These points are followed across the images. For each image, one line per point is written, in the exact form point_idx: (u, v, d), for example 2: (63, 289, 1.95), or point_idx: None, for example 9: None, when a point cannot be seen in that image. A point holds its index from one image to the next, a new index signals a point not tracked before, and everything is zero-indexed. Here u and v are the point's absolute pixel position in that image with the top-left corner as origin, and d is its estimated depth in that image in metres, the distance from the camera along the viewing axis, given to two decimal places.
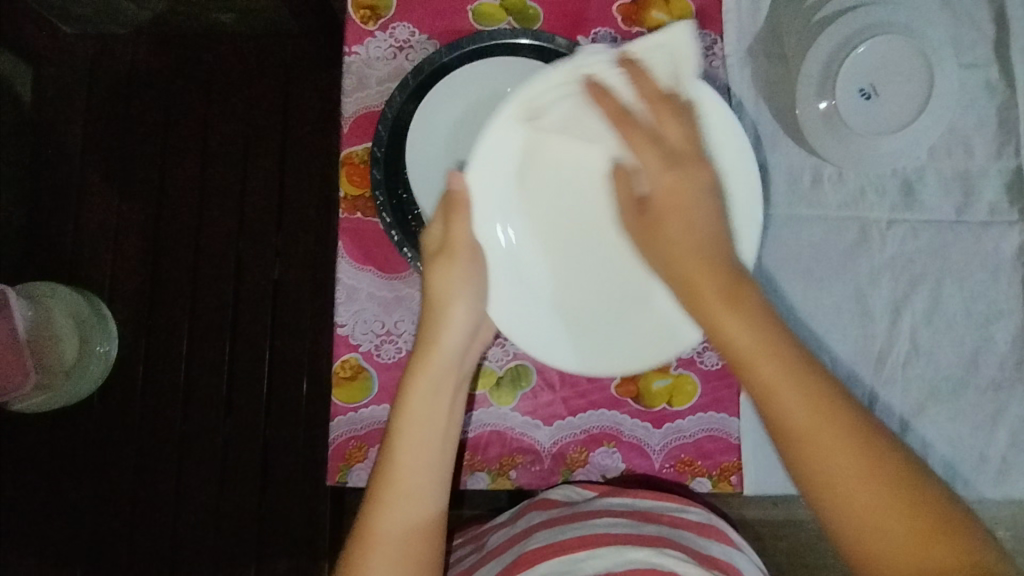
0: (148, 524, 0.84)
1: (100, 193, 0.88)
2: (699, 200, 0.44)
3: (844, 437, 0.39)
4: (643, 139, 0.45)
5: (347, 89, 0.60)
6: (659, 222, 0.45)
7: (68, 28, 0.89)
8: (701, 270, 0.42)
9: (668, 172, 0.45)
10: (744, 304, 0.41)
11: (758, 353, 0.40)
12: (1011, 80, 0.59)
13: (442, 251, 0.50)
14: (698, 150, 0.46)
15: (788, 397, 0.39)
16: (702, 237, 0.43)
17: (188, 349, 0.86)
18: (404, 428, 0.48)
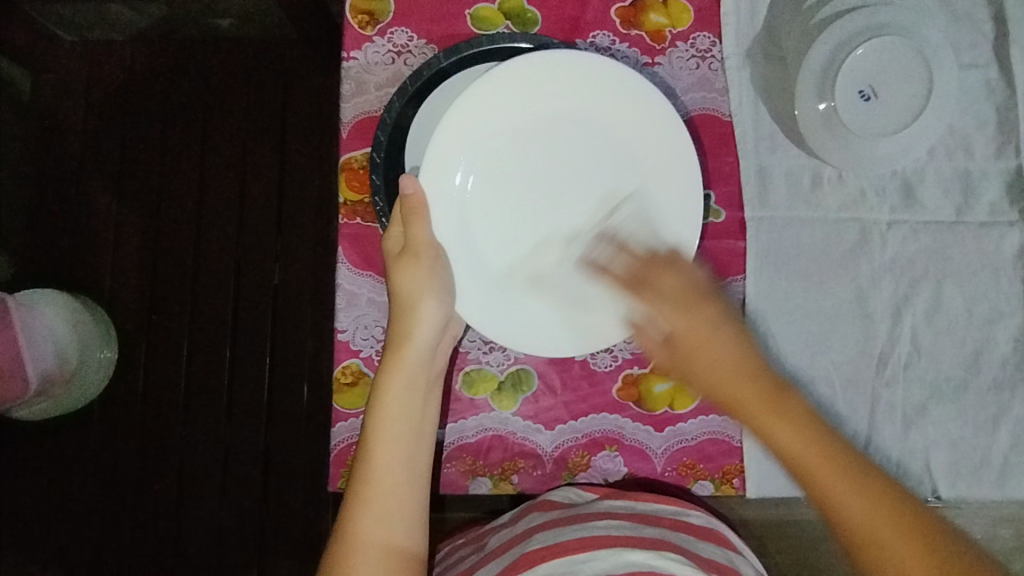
0: (150, 530, 0.83)
1: (100, 198, 0.88)
2: (722, 339, 0.46)
3: (902, 527, 0.41)
4: (652, 292, 0.48)
5: (345, 95, 0.60)
6: (691, 356, 0.47)
7: (67, 35, 0.89)
8: (739, 386, 0.45)
9: (681, 314, 0.47)
10: (788, 416, 0.44)
11: (806, 458, 0.43)
12: (1011, 80, 0.59)
13: (408, 252, 0.50)
14: (700, 283, 0.48)
15: (842, 497, 0.42)
16: (745, 368, 0.46)
17: (189, 355, 0.85)
18: (378, 431, 0.49)
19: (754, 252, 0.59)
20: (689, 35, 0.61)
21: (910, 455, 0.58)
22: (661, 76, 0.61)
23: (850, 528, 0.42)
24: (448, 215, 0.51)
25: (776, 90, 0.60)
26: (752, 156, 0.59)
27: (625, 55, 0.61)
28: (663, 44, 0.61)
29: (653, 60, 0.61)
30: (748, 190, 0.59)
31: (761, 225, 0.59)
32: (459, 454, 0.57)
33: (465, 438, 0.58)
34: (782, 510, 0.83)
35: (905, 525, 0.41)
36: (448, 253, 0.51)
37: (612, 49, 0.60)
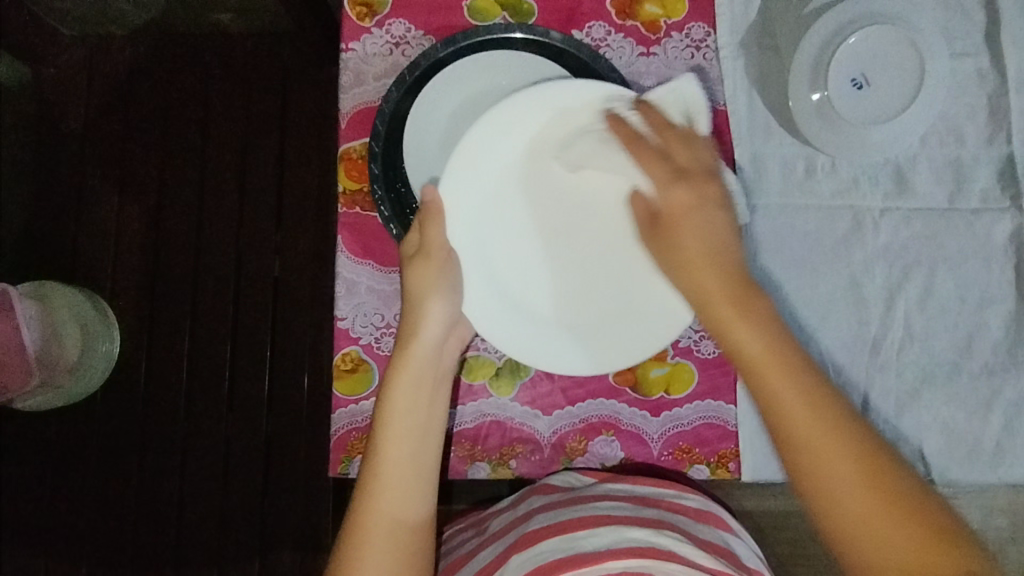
0: (152, 519, 0.84)
1: (102, 191, 0.89)
2: (706, 218, 0.47)
3: (835, 431, 0.42)
4: (657, 159, 0.48)
5: (344, 86, 0.60)
6: (674, 229, 0.47)
7: (67, 30, 0.89)
8: (711, 273, 0.46)
9: (677, 185, 0.47)
10: (753, 310, 0.45)
11: (766, 355, 0.44)
12: (1001, 68, 0.60)
13: (420, 253, 0.50)
14: (710, 168, 0.48)
15: (788, 400, 0.43)
16: (725, 243, 0.47)
17: (190, 346, 0.86)
18: (386, 425, 0.49)
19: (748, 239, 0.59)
20: (684, 26, 0.62)
21: (904, 438, 0.59)
22: (656, 66, 0.61)
23: (789, 428, 0.42)
24: (462, 226, 0.51)
25: (772, 80, 0.61)
26: (746, 144, 0.60)
27: (620, 46, 0.61)
28: (658, 34, 0.61)
29: (648, 50, 0.61)
30: (743, 178, 0.60)
31: (755, 212, 0.60)
32: (458, 439, 0.58)
33: (463, 425, 0.58)
34: (780, 499, 0.83)
35: (839, 428, 0.42)
36: (462, 264, 0.51)
37: (607, 39, 0.61)
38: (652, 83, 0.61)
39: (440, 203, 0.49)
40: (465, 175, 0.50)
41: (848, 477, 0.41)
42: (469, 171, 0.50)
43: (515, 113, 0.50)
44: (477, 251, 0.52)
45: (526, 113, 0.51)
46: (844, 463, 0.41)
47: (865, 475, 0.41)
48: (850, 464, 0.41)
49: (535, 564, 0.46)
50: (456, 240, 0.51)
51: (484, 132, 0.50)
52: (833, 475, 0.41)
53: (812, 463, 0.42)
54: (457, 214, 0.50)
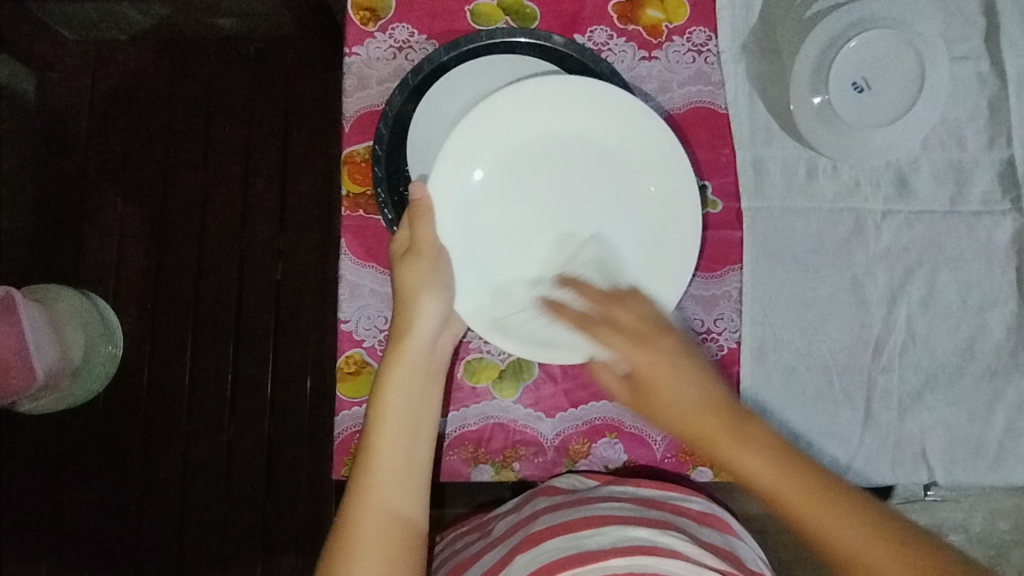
0: (155, 524, 0.84)
1: (104, 196, 0.89)
2: (682, 368, 0.46)
3: (873, 537, 0.40)
4: (611, 329, 0.48)
5: (348, 90, 0.61)
6: (655, 392, 0.46)
7: (72, 35, 0.90)
8: (709, 421, 0.45)
9: (641, 348, 0.47)
10: (756, 444, 0.43)
11: (787, 492, 0.42)
12: (1002, 72, 0.60)
13: (411, 251, 0.51)
14: (658, 321, 0.48)
15: (819, 521, 0.41)
16: (708, 392, 0.45)
17: (193, 351, 0.86)
18: (379, 421, 0.50)
19: (749, 242, 0.60)
20: (685, 30, 0.62)
21: (907, 440, 0.59)
22: (658, 70, 0.62)
23: (829, 544, 0.41)
24: (455, 219, 0.52)
25: (774, 83, 0.61)
26: (748, 148, 0.60)
27: (622, 50, 0.62)
28: (659, 38, 0.62)
29: (650, 54, 0.62)
30: (745, 181, 0.60)
31: (757, 215, 0.60)
32: (461, 442, 0.58)
33: (467, 427, 0.58)
34: None
35: (875, 538, 0.40)
36: (450, 257, 0.52)
37: (609, 44, 0.61)
38: (653, 87, 0.62)
39: (429, 199, 0.50)
40: (454, 170, 0.51)
41: None
42: (457, 166, 0.51)
43: (505, 107, 0.51)
44: (467, 246, 0.53)
45: (519, 107, 0.52)
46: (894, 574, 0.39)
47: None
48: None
49: (539, 564, 0.46)
50: (448, 235, 0.52)
51: (473, 127, 0.51)
52: None
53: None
54: (449, 208, 0.52)
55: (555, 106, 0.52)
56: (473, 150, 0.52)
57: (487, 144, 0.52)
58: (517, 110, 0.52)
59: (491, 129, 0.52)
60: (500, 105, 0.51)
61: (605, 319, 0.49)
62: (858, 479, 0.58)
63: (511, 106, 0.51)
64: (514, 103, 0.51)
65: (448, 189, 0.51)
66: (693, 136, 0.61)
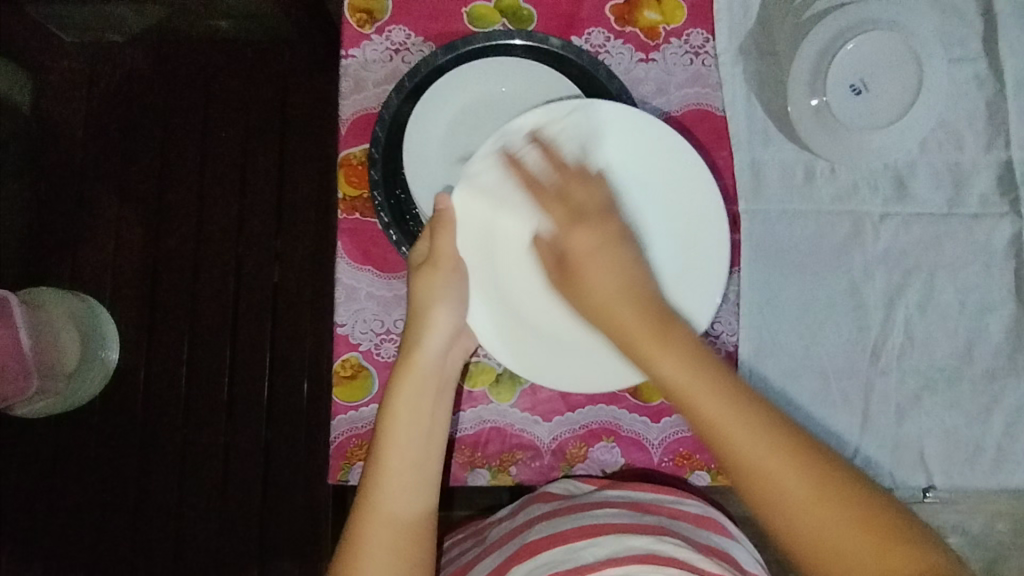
0: (150, 527, 0.84)
1: (101, 198, 0.88)
2: (612, 255, 0.47)
3: (766, 438, 0.41)
4: (563, 203, 0.49)
5: (344, 92, 0.60)
6: (582, 273, 0.47)
7: (68, 36, 0.89)
8: (621, 308, 0.45)
9: (579, 225, 0.48)
10: (669, 342, 0.44)
11: (690, 385, 0.43)
12: (1000, 74, 0.60)
13: (427, 262, 0.51)
14: (605, 205, 0.49)
15: (726, 421, 0.42)
16: (634, 282, 0.46)
17: (189, 354, 0.86)
18: (389, 432, 0.49)
19: (747, 245, 0.59)
20: (683, 31, 0.62)
21: (905, 444, 0.58)
22: (656, 72, 0.62)
23: (733, 454, 0.42)
24: (477, 232, 0.51)
25: (772, 84, 0.61)
26: (745, 150, 0.60)
27: (620, 52, 0.61)
28: (657, 40, 0.62)
29: (647, 56, 0.62)
30: (743, 184, 0.60)
31: (754, 218, 0.60)
32: (458, 446, 0.58)
33: (464, 431, 0.58)
34: None
35: (772, 437, 0.42)
36: (468, 272, 0.51)
37: (607, 46, 0.61)
38: (651, 89, 0.61)
39: (452, 213, 0.49)
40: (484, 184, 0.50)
41: (794, 491, 0.41)
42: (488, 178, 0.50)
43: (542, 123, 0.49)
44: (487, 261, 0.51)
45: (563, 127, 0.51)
46: (797, 489, 0.40)
47: (811, 488, 0.41)
48: (797, 480, 0.41)
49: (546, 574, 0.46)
50: (468, 249, 0.51)
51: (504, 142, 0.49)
52: (783, 487, 0.41)
53: (754, 483, 0.41)
54: (473, 219, 0.50)
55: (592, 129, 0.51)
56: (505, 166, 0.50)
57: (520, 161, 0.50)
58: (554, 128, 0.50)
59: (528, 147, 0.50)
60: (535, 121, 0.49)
61: (553, 195, 0.49)
62: None
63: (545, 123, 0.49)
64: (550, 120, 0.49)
65: (476, 201, 0.50)
66: (690, 138, 0.60)
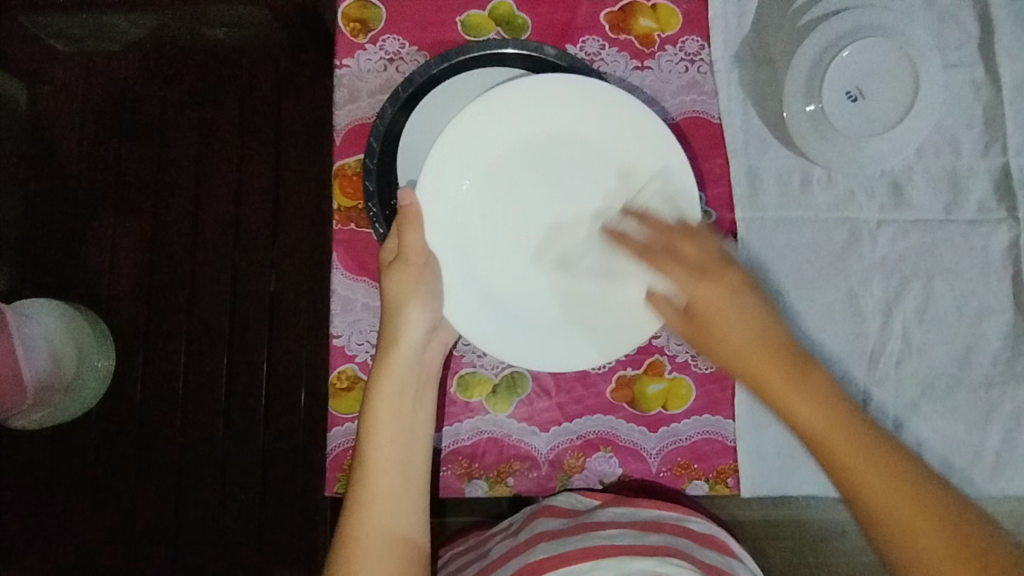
0: (149, 537, 0.84)
1: (98, 207, 0.88)
2: (734, 308, 0.49)
3: (904, 492, 0.42)
4: (671, 260, 0.50)
5: (339, 102, 0.60)
6: (711, 321, 0.49)
7: (63, 46, 0.89)
8: (760, 354, 0.47)
9: (698, 283, 0.49)
10: (804, 382, 0.46)
11: (829, 433, 0.44)
12: (996, 79, 0.60)
13: (399, 259, 0.51)
14: (722, 257, 0.50)
15: (859, 472, 0.43)
16: (761, 330, 0.48)
17: (187, 364, 0.86)
18: (373, 434, 0.50)
19: (743, 252, 0.59)
20: (678, 39, 0.61)
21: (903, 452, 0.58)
22: (651, 79, 0.61)
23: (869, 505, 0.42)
24: (441, 225, 0.51)
25: (768, 90, 0.61)
26: (741, 157, 0.60)
27: (614, 59, 0.61)
28: (652, 47, 0.61)
29: (642, 64, 0.61)
30: (739, 192, 0.60)
31: (751, 226, 0.59)
32: (455, 457, 0.58)
33: (460, 442, 0.58)
34: (780, 509, 0.83)
35: (912, 493, 0.42)
36: (439, 264, 0.51)
37: (601, 53, 0.61)
38: (646, 97, 0.61)
39: (418, 206, 0.50)
40: (445, 177, 0.51)
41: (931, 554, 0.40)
42: (449, 169, 0.51)
43: (493, 109, 0.51)
44: (454, 251, 0.52)
45: (507, 107, 0.51)
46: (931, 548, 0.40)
47: (954, 553, 0.40)
48: (936, 540, 0.40)
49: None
50: (436, 242, 0.51)
51: (461, 132, 0.50)
52: (917, 545, 0.41)
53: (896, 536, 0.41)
54: (437, 216, 0.51)
55: (545, 104, 0.52)
56: (463, 155, 0.51)
57: (477, 147, 0.51)
58: (505, 111, 0.51)
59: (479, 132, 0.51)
60: (485, 108, 0.50)
61: (665, 254, 0.50)
62: None
63: (495, 109, 0.51)
64: (499, 105, 0.51)
65: (434, 196, 0.51)
66: (685, 145, 0.60)
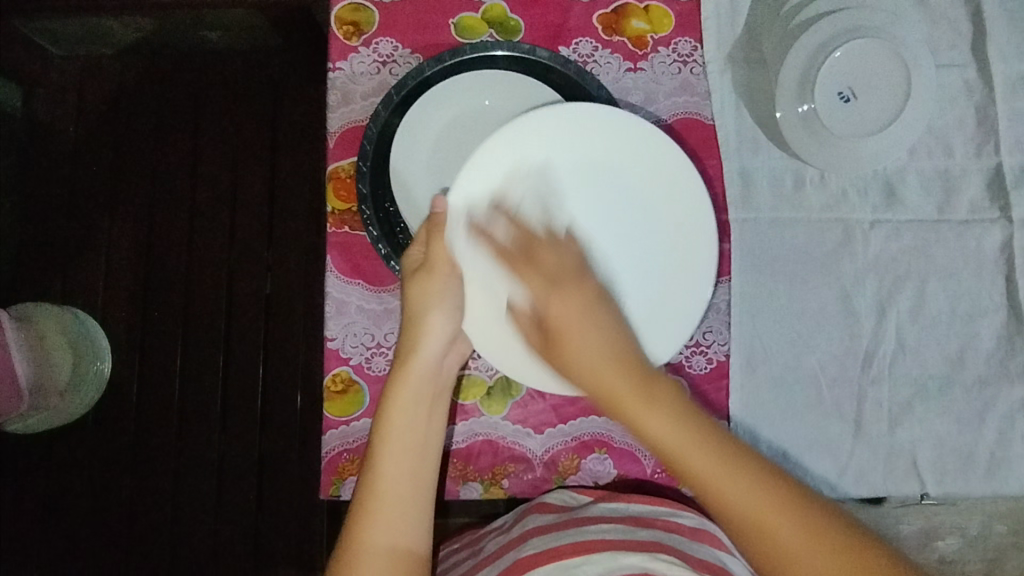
0: (143, 541, 0.84)
1: (92, 210, 0.88)
2: (590, 315, 0.48)
3: (767, 496, 0.41)
4: (529, 266, 0.50)
5: (332, 105, 0.60)
6: (566, 336, 0.48)
7: (59, 50, 0.89)
8: (608, 372, 0.46)
9: (556, 293, 0.49)
10: (658, 401, 0.44)
11: (679, 444, 0.43)
12: (988, 80, 0.60)
13: (423, 268, 0.51)
14: (578, 265, 0.51)
15: (712, 477, 0.42)
16: (620, 346, 0.47)
17: (182, 367, 0.86)
18: (386, 442, 0.49)
19: (737, 254, 0.59)
20: (671, 40, 0.62)
21: (898, 452, 0.58)
22: (644, 81, 0.61)
23: (727, 512, 0.42)
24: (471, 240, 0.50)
25: (762, 89, 0.61)
26: (734, 158, 0.60)
27: (608, 61, 0.61)
28: (645, 49, 0.61)
29: (635, 65, 0.61)
30: (732, 193, 0.60)
31: (744, 227, 0.60)
32: (450, 459, 0.58)
33: (455, 444, 0.58)
34: None
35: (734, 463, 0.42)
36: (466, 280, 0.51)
37: (594, 55, 0.61)
38: (640, 99, 0.61)
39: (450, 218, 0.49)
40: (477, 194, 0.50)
41: (796, 544, 0.40)
42: (482, 184, 0.50)
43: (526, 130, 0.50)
44: (482, 267, 0.51)
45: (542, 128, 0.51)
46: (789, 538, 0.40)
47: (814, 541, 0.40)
48: (797, 531, 0.40)
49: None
50: (465, 258, 0.51)
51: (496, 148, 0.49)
52: (782, 537, 0.40)
53: (757, 536, 0.41)
54: (467, 233, 0.50)
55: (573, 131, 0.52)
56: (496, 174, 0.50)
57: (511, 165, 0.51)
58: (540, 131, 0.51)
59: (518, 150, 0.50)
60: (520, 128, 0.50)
61: (532, 261, 0.50)
62: (851, 491, 0.58)
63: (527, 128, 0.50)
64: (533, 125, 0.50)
65: (468, 208, 0.50)
66: (680, 147, 0.60)
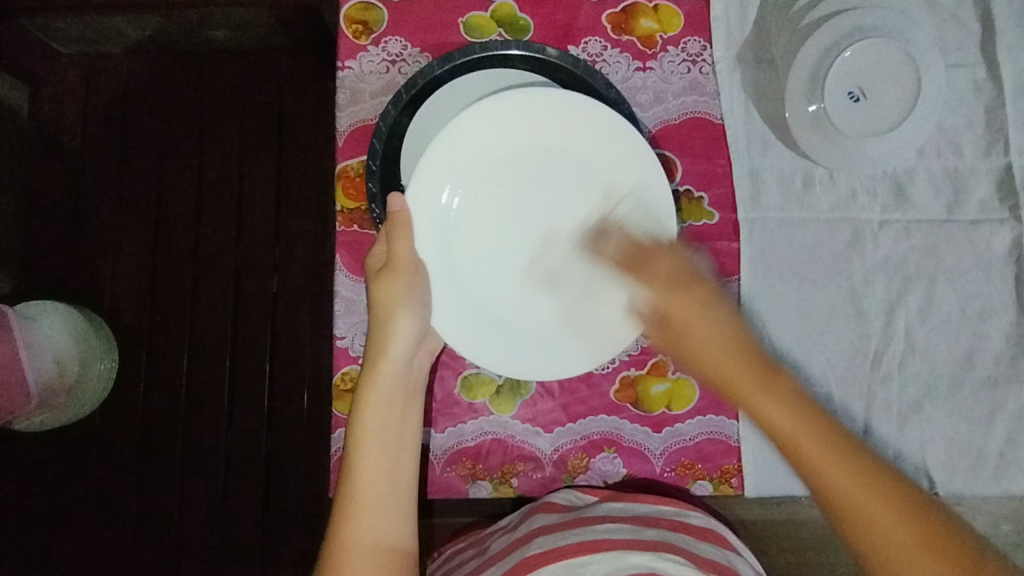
0: (152, 540, 0.84)
1: (99, 210, 0.88)
2: (711, 312, 0.47)
3: (873, 489, 0.39)
4: (644, 271, 0.49)
5: (341, 104, 0.60)
6: (681, 329, 0.47)
7: (65, 48, 0.89)
8: (730, 363, 0.44)
9: (674, 293, 0.48)
10: (777, 388, 0.42)
11: (797, 433, 0.41)
12: (998, 79, 0.60)
13: (388, 268, 0.51)
14: (693, 271, 0.49)
15: (814, 456, 0.40)
16: (739, 343, 0.45)
17: (189, 367, 0.86)
18: (360, 446, 0.50)
19: (746, 255, 0.59)
20: (679, 40, 0.62)
21: (907, 451, 0.58)
22: (653, 80, 0.61)
23: (833, 497, 0.40)
24: (433, 241, 0.52)
25: (771, 88, 0.61)
26: (744, 158, 0.60)
27: (616, 61, 0.61)
28: (654, 49, 0.61)
29: (644, 65, 0.61)
30: (741, 193, 0.60)
31: (753, 227, 0.60)
32: (459, 457, 0.58)
33: (464, 443, 0.58)
34: (785, 508, 0.83)
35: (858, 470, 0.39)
36: (429, 274, 0.51)
37: (603, 55, 0.61)
38: (648, 98, 0.61)
39: (408, 213, 0.50)
40: (428, 200, 0.51)
41: (902, 550, 0.37)
42: (433, 189, 0.51)
43: (472, 125, 0.50)
44: (445, 266, 0.52)
45: (486, 123, 0.51)
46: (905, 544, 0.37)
47: (925, 544, 0.37)
48: (905, 533, 0.37)
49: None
50: (426, 251, 0.51)
51: (442, 149, 0.50)
52: (885, 538, 0.38)
53: (862, 534, 0.38)
54: (426, 226, 0.51)
55: (523, 116, 0.51)
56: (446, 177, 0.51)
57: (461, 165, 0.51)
58: (488, 126, 0.51)
59: (463, 145, 0.51)
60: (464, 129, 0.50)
61: (645, 259, 0.50)
62: None
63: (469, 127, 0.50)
64: (472, 123, 0.50)
65: (424, 206, 0.51)
66: (690, 146, 0.61)
